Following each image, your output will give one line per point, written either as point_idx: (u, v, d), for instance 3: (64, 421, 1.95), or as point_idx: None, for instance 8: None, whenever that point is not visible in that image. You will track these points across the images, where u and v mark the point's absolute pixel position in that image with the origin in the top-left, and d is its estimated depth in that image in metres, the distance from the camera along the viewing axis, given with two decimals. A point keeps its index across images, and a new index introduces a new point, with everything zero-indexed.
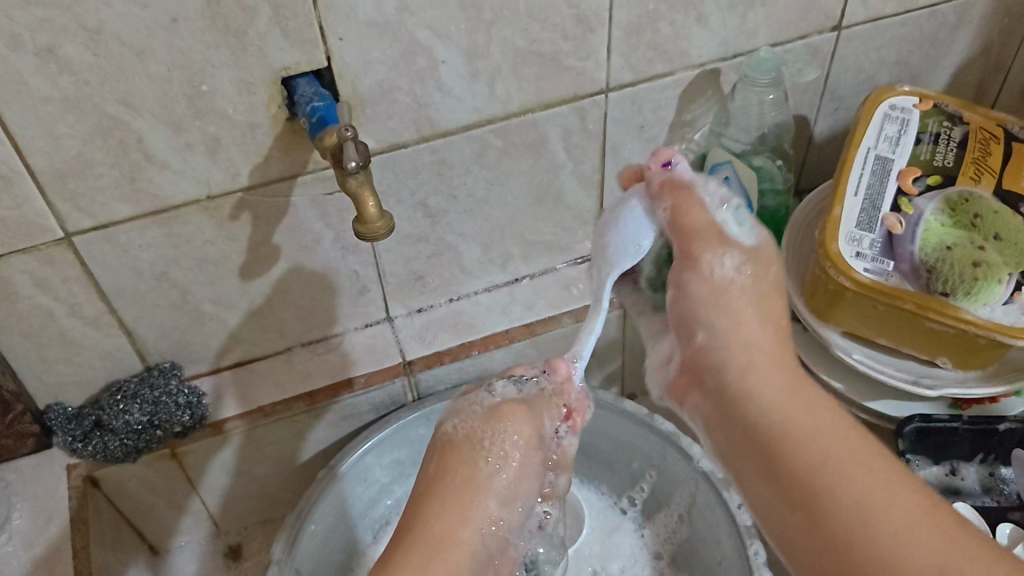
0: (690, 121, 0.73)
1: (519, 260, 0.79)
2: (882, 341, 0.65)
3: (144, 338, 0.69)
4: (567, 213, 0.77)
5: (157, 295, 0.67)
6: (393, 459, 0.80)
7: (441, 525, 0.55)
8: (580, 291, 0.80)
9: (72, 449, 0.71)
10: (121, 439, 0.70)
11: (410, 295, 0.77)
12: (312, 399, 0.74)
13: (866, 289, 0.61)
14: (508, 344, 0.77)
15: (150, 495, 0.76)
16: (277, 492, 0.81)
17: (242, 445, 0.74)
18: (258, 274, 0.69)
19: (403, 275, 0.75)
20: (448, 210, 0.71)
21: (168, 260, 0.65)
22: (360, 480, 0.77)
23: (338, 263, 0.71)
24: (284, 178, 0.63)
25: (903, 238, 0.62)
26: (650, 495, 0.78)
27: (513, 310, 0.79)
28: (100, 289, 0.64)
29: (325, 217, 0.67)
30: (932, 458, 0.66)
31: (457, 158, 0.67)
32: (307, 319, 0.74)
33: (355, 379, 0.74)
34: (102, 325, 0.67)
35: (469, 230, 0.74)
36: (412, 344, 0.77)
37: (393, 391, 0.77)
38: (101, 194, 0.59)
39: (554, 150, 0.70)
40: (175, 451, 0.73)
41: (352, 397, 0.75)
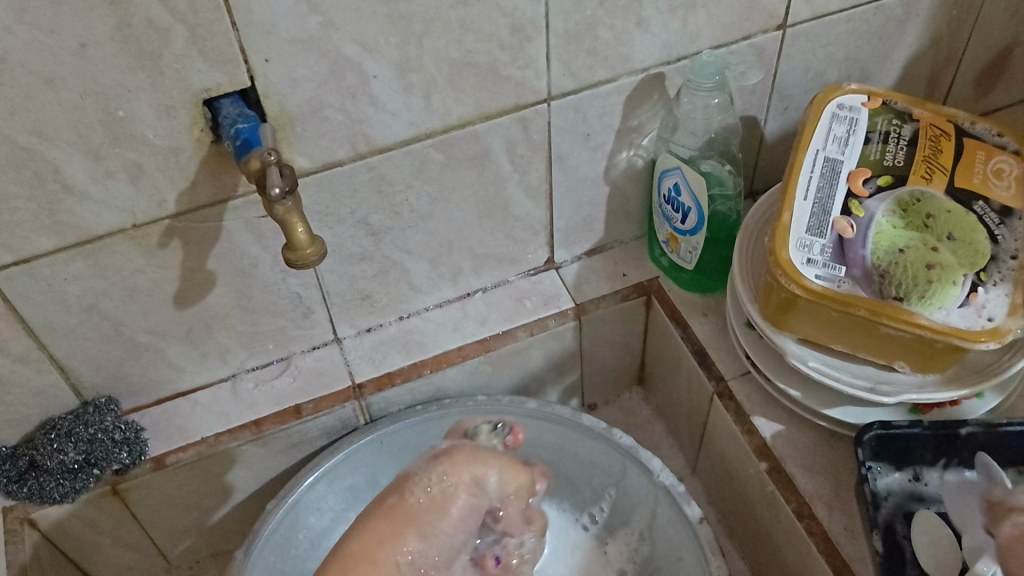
0: (637, 127, 0.71)
1: (470, 274, 0.77)
2: (838, 348, 0.64)
3: (78, 372, 0.66)
4: (516, 225, 0.75)
5: (88, 328, 0.64)
6: (347, 485, 0.76)
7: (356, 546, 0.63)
8: (534, 303, 0.78)
9: (6, 492, 0.67)
10: (57, 479, 0.67)
11: (357, 315, 0.75)
12: (258, 428, 0.71)
13: (819, 296, 0.59)
14: (461, 362, 0.75)
15: (94, 534, 0.73)
16: (229, 523, 0.79)
17: (188, 478, 0.72)
18: (195, 302, 0.66)
19: (348, 296, 0.73)
20: (391, 228, 0.69)
21: (97, 292, 0.62)
22: (312, 509, 0.75)
23: (279, 287, 0.69)
24: (214, 202, 0.60)
25: (855, 242, 0.60)
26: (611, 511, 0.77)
27: (465, 326, 0.77)
28: (26, 325, 0.61)
29: (261, 240, 0.64)
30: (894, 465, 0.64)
31: (396, 174, 0.65)
32: (250, 345, 0.72)
33: (303, 406, 0.72)
34: (31, 361, 0.64)
35: (415, 246, 0.72)
36: (362, 366, 0.74)
37: (344, 415, 0.74)
38: (19, 227, 0.56)
39: (498, 162, 0.68)
40: (116, 488, 0.69)
41: (301, 424, 0.72)
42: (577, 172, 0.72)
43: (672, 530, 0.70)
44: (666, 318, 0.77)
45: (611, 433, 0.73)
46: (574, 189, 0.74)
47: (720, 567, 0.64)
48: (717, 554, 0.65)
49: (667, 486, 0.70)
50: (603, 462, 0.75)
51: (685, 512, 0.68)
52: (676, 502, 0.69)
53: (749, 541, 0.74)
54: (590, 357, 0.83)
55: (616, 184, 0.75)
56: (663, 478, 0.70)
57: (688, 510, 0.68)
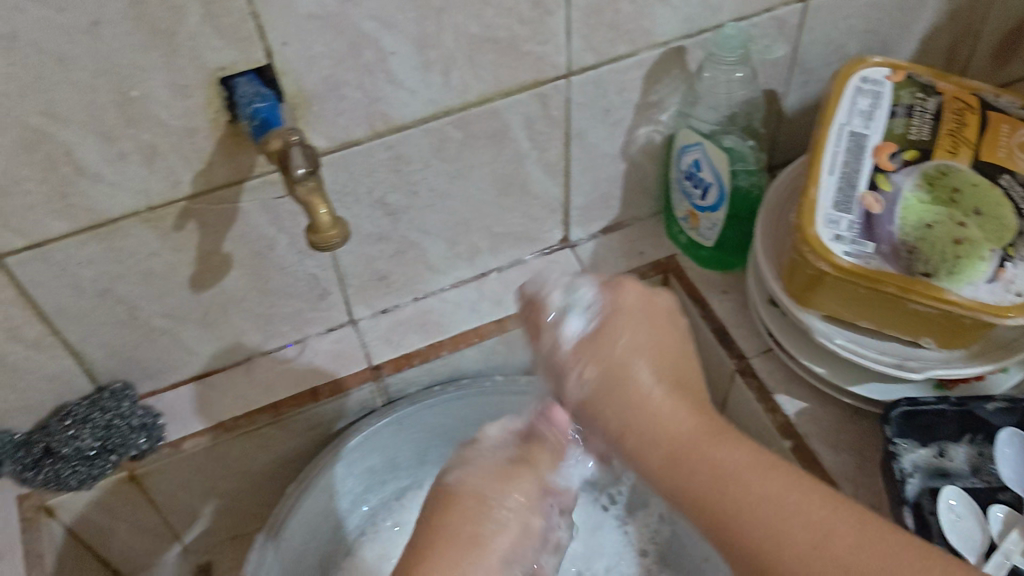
0: (656, 102, 0.70)
1: (485, 253, 0.76)
2: (863, 324, 0.63)
3: (93, 358, 0.65)
4: (533, 203, 0.74)
5: (102, 312, 0.63)
6: (367, 467, 0.77)
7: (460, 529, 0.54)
8: None
9: (21, 479, 0.66)
10: (73, 466, 0.66)
11: (373, 296, 0.74)
12: (277, 411, 0.70)
13: (846, 273, 0.58)
14: (479, 342, 0.75)
15: (111, 520, 0.72)
16: (245, 506, 0.79)
17: (206, 462, 0.71)
18: (211, 284, 0.65)
19: (365, 277, 0.72)
20: (408, 207, 0.68)
21: (112, 276, 0.61)
22: (334, 492, 0.75)
23: (294, 268, 0.67)
24: (231, 183, 0.59)
25: (882, 218, 0.60)
26: (632, 491, 0.77)
27: (482, 306, 0.76)
28: (40, 311, 0.60)
29: (277, 221, 0.63)
30: (919, 441, 0.63)
31: (414, 152, 0.64)
32: (266, 327, 0.71)
33: (320, 389, 0.71)
34: (45, 347, 0.63)
35: (432, 225, 0.71)
36: (379, 348, 0.73)
37: (361, 397, 0.73)
38: (31, 211, 0.54)
39: (517, 139, 0.67)
40: (133, 474, 0.69)
41: (319, 406, 0.72)
42: (595, 149, 0.71)
43: None
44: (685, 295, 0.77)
45: None
46: (592, 165, 0.73)
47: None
48: None
49: None
50: None
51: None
52: None
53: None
54: None
55: (633, 161, 0.74)
56: None
57: None
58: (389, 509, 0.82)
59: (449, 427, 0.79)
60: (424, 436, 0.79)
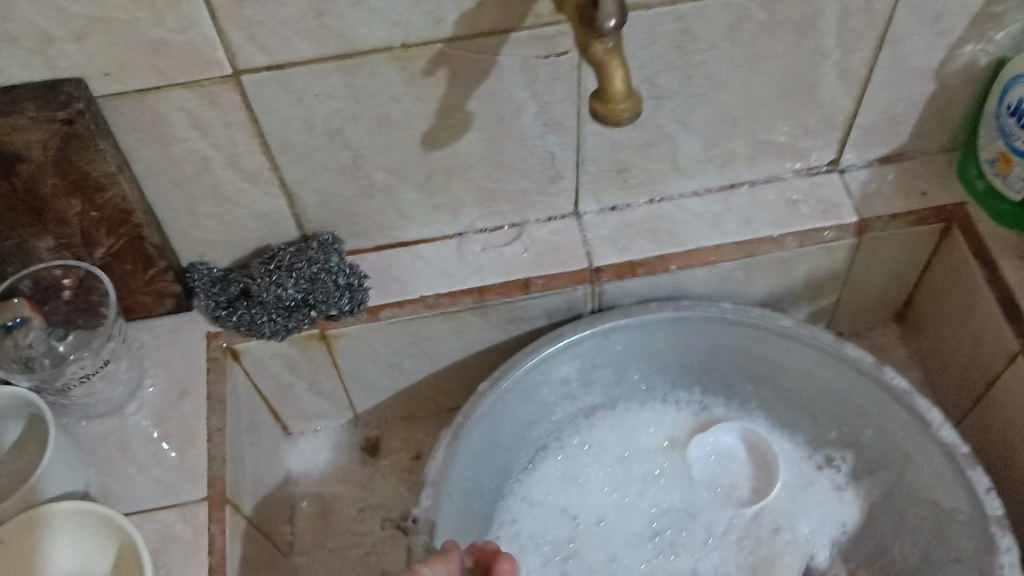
0: (1000, 14, 0.57)
1: (742, 163, 0.65)
2: None
3: (305, 202, 0.60)
4: (814, 113, 0.62)
5: (326, 153, 0.56)
6: (566, 373, 0.68)
7: None
8: (809, 209, 0.66)
9: (214, 317, 0.62)
10: (269, 315, 0.61)
11: (607, 189, 0.65)
12: (481, 295, 0.64)
13: None
14: (713, 264, 0.65)
15: (291, 377, 0.67)
16: (424, 390, 0.73)
17: (399, 336, 0.65)
18: (444, 143, 0.58)
19: (605, 165, 0.63)
20: (676, 93, 0.58)
21: (345, 116, 0.54)
22: (527, 394, 0.67)
23: (533, 142, 0.59)
24: (496, 31, 0.51)
25: None
26: (858, 454, 0.68)
27: (725, 224, 0.66)
28: (264, 141, 0.54)
29: (533, 85, 0.55)
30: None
31: (704, 29, 0.54)
32: (485, 201, 0.64)
33: (532, 281, 0.64)
34: (261, 181, 0.57)
35: (695, 119, 0.60)
36: (602, 248, 0.65)
37: (571, 299, 0.66)
38: (282, 25, 0.48)
39: (823, 32, 0.56)
40: (325, 334, 0.64)
41: (525, 300, 0.64)
42: (907, 60, 0.59)
43: (944, 495, 0.59)
44: (966, 249, 0.64)
45: (884, 371, 0.61)
46: (896, 79, 0.61)
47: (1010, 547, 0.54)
48: (1006, 531, 0.54)
49: (948, 444, 0.58)
50: (858, 397, 0.65)
51: (970, 477, 0.56)
52: (958, 466, 0.57)
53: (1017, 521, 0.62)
54: (855, 280, 0.70)
55: (945, 84, 0.62)
56: (945, 434, 0.58)
57: (974, 476, 0.56)
58: (575, 427, 0.73)
59: (666, 356, 0.70)
60: (637, 349, 0.69)
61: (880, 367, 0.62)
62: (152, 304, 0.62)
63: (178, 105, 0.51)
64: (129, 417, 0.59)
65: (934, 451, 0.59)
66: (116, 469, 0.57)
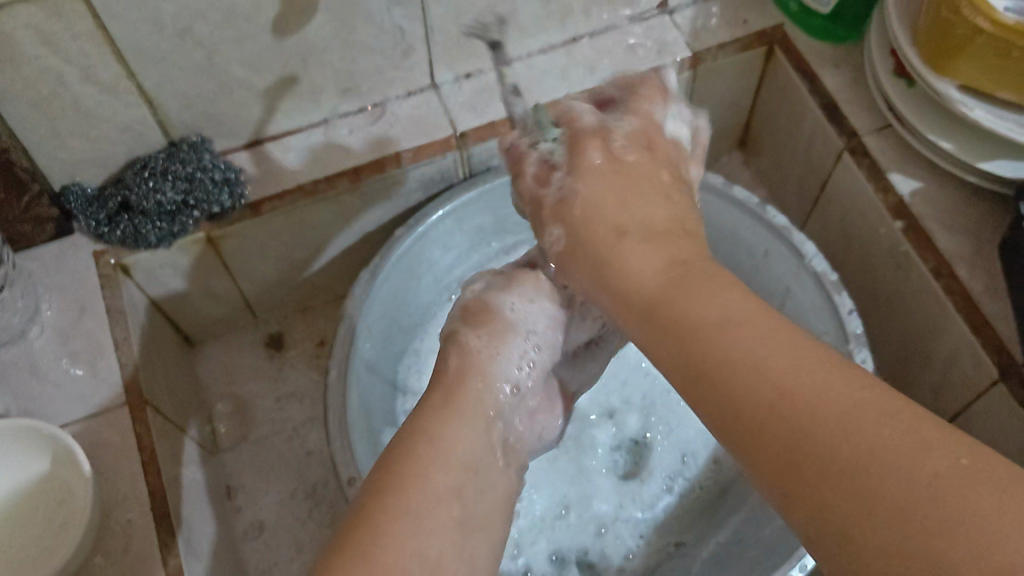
0: None
1: (579, 16, 0.69)
2: (1003, 96, 0.57)
3: (168, 107, 0.61)
4: None
5: (180, 54, 0.58)
6: (475, 226, 0.73)
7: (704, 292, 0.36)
8: (647, 51, 0.71)
9: (99, 235, 0.64)
10: (154, 223, 0.63)
11: (459, 57, 0.68)
12: (357, 175, 0.67)
13: (1005, 32, 0.52)
14: None
15: (186, 284, 0.69)
16: (318, 279, 0.76)
17: (284, 227, 0.68)
18: (295, 29, 0.60)
19: (452, 33, 0.66)
20: None
21: (192, 13, 0.55)
22: (439, 244, 0.72)
23: (380, 18, 0.62)
24: None
25: None
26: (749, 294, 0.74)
27: (573, 74, 0.70)
28: (116, 49, 0.55)
29: None
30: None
31: None
32: (344, 84, 0.66)
33: (402, 155, 0.67)
34: (120, 92, 0.58)
35: None
36: (463, 114, 0.69)
37: (443, 168, 0.69)
38: None
39: None
40: (211, 236, 0.66)
41: (399, 174, 0.68)
42: None
43: (814, 318, 0.66)
44: (791, 68, 0.70)
45: (764, 209, 0.67)
46: None
47: (865, 359, 0.60)
48: (862, 347, 0.61)
49: (817, 271, 0.64)
50: (745, 236, 0.70)
51: (835, 302, 0.63)
52: (826, 290, 0.64)
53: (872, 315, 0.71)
54: (698, 112, 0.76)
55: None
56: (815, 263, 0.64)
57: (840, 301, 0.63)
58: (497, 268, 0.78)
59: None
60: None
61: (762, 206, 0.67)
62: (33, 232, 0.63)
63: (22, 22, 0.51)
64: (32, 343, 0.60)
65: (798, 268, 0.66)
66: (31, 393, 0.59)
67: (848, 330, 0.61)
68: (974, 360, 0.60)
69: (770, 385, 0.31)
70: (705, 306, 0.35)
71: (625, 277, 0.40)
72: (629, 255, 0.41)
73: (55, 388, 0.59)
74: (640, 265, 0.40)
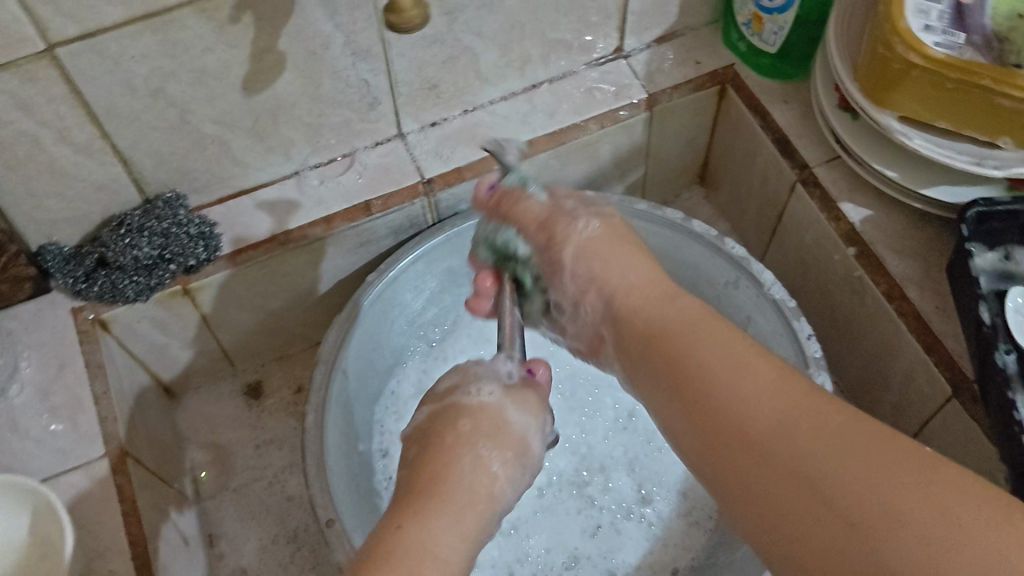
0: None
1: (538, 63, 0.72)
2: (941, 125, 0.60)
3: (142, 165, 0.63)
4: (591, 7, 0.69)
5: (153, 113, 0.60)
6: (445, 268, 0.75)
7: (712, 351, 0.46)
8: (604, 95, 0.74)
9: (76, 292, 0.65)
10: (132, 277, 0.64)
11: (423, 107, 0.71)
12: (329, 223, 0.68)
13: (937, 65, 0.55)
14: (531, 158, 0.72)
15: (164, 337, 0.71)
16: (293, 328, 0.77)
17: (259, 277, 0.70)
18: (263, 85, 0.62)
19: (416, 84, 0.68)
20: (466, 7, 0.64)
21: (164, 73, 0.57)
22: (412, 287, 0.74)
23: (345, 72, 0.64)
24: None
25: (974, 9, 0.57)
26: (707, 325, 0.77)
27: (534, 120, 0.73)
28: (89, 111, 0.57)
29: (334, 18, 0.59)
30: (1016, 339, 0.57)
31: None
32: (313, 137, 0.68)
33: (372, 203, 0.69)
34: (94, 152, 0.60)
35: (487, 29, 0.67)
36: (429, 161, 0.71)
37: (412, 214, 0.72)
38: None
39: None
40: (187, 288, 0.67)
41: (370, 221, 0.70)
42: None
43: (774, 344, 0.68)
44: (742, 106, 0.74)
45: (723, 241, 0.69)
46: None
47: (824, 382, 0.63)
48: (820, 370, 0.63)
49: (775, 299, 0.67)
50: (705, 270, 0.73)
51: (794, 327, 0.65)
52: (783, 316, 0.66)
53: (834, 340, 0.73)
54: (657, 151, 0.79)
55: None
56: (773, 291, 0.67)
57: (798, 327, 0.65)
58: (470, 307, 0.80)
59: None
60: None
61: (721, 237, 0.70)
62: (11, 291, 0.64)
63: None
64: (12, 400, 0.61)
65: (756, 296, 0.69)
66: (12, 450, 0.59)
67: (807, 355, 0.64)
68: (929, 377, 0.62)
69: (765, 424, 0.42)
70: (731, 388, 0.44)
71: (633, 299, 0.53)
72: (679, 302, 0.51)
73: (36, 444, 0.59)
74: (665, 308, 0.51)
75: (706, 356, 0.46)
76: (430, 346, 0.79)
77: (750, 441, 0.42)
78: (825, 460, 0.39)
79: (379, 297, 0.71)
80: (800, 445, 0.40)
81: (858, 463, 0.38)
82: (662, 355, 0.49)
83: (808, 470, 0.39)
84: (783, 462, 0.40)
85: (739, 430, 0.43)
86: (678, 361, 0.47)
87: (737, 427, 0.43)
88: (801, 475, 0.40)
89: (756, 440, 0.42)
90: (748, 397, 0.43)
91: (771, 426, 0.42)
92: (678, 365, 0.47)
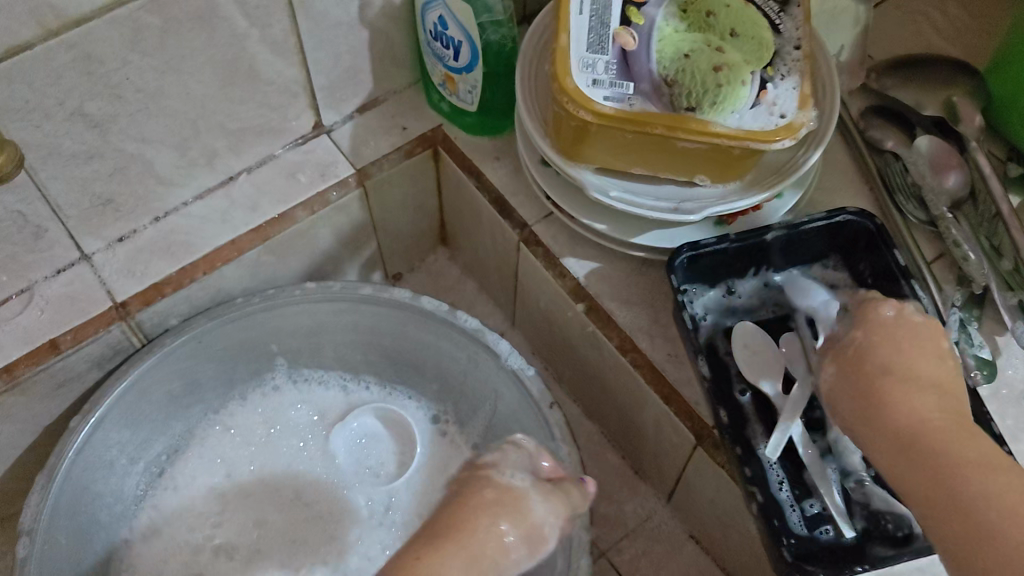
0: None
1: (228, 155, 0.66)
2: (636, 171, 0.59)
3: None
4: (271, 90, 0.64)
5: None
6: (167, 392, 0.68)
7: (919, 400, 0.46)
8: (308, 177, 0.68)
9: None
10: None
11: (103, 224, 0.64)
12: (10, 373, 0.61)
13: (610, 120, 0.54)
14: (239, 258, 0.66)
15: None
16: (6, 484, 0.68)
17: None
18: None
19: (85, 203, 0.61)
20: (116, 116, 0.57)
21: None
22: (129, 419, 0.66)
23: None
24: None
25: (639, 55, 0.54)
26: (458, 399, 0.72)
27: (235, 216, 0.67)
28: None
29: None
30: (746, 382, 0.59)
31: (106, 51, 0.52)
32: None
33: (59, 341, 0.62)
34: None
35: (153, 132, 0.60)
36: (121, 281, 0.64)
37: (111, 342, 0.64)
38: None
39: (231, 17, 0.56)
40: None
41: (60, 361, 0.62)
42: (328, 19, 0.61)
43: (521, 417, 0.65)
44: (457, 167, 0.70)
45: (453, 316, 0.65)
46: (331, 38, 0.63)
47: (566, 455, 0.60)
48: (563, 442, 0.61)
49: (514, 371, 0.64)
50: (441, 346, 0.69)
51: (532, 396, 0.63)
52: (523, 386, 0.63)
53: (588, 388, 0.71)
54: (384, 222, 0.75)
55: (378, 30, 0.65)
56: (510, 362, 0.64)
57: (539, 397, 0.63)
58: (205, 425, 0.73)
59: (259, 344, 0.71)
60: (229, 349, 0.70)
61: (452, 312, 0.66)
62: None
63: None
64: None
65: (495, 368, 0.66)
66: None
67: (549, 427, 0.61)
68: (673, 427, 0.61)
69: (952, 423, 0.45)
70: (914, 399, 0.46)
71: (901, 413, 0.46)
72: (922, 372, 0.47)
73: None
74: (910, 326, 0.49)
75: (881, 363, 0.48)
76: (155, 475, 0.71)
77: (905, 437, 0.45)
78: (967, 467, 0.42)
79: (88, 442, 0.64)
80: (968, 463, 0.43)
81: (992, 484, 0.41)
82: (857, 367, 0.49)
83: (945, 476, 0.43)
84: (946, 459, 0.43)
85: (938, 450, 0.44)
86: (869, 376, 0.48)
87: (906, 417, 0.46)
88: (944, 472, 0.43)
89: (932, 434, 0.44)
90: (911, 418, 0.46)
91: (941, 411, 0.46)
92: (863, 395, 0.48)
